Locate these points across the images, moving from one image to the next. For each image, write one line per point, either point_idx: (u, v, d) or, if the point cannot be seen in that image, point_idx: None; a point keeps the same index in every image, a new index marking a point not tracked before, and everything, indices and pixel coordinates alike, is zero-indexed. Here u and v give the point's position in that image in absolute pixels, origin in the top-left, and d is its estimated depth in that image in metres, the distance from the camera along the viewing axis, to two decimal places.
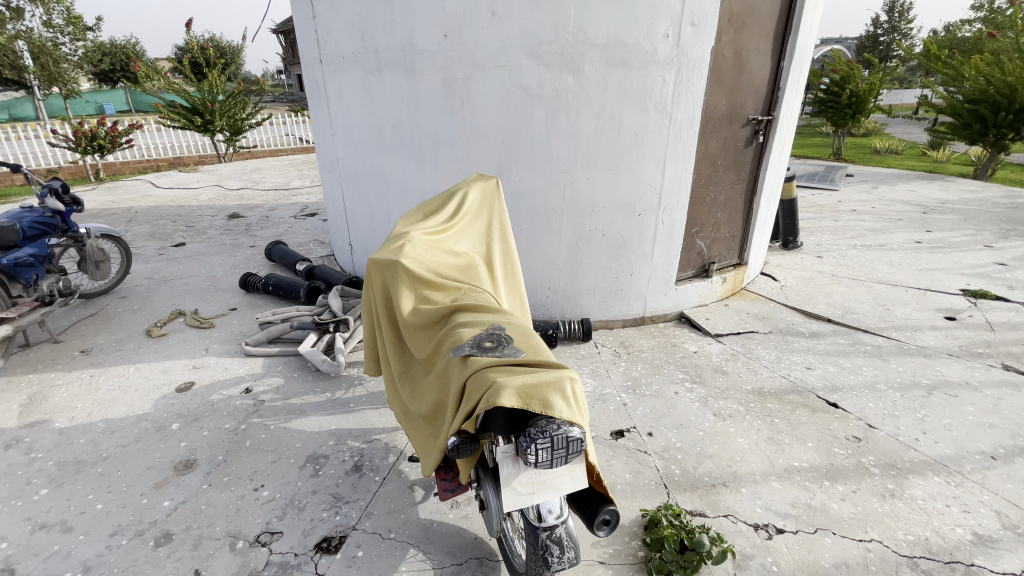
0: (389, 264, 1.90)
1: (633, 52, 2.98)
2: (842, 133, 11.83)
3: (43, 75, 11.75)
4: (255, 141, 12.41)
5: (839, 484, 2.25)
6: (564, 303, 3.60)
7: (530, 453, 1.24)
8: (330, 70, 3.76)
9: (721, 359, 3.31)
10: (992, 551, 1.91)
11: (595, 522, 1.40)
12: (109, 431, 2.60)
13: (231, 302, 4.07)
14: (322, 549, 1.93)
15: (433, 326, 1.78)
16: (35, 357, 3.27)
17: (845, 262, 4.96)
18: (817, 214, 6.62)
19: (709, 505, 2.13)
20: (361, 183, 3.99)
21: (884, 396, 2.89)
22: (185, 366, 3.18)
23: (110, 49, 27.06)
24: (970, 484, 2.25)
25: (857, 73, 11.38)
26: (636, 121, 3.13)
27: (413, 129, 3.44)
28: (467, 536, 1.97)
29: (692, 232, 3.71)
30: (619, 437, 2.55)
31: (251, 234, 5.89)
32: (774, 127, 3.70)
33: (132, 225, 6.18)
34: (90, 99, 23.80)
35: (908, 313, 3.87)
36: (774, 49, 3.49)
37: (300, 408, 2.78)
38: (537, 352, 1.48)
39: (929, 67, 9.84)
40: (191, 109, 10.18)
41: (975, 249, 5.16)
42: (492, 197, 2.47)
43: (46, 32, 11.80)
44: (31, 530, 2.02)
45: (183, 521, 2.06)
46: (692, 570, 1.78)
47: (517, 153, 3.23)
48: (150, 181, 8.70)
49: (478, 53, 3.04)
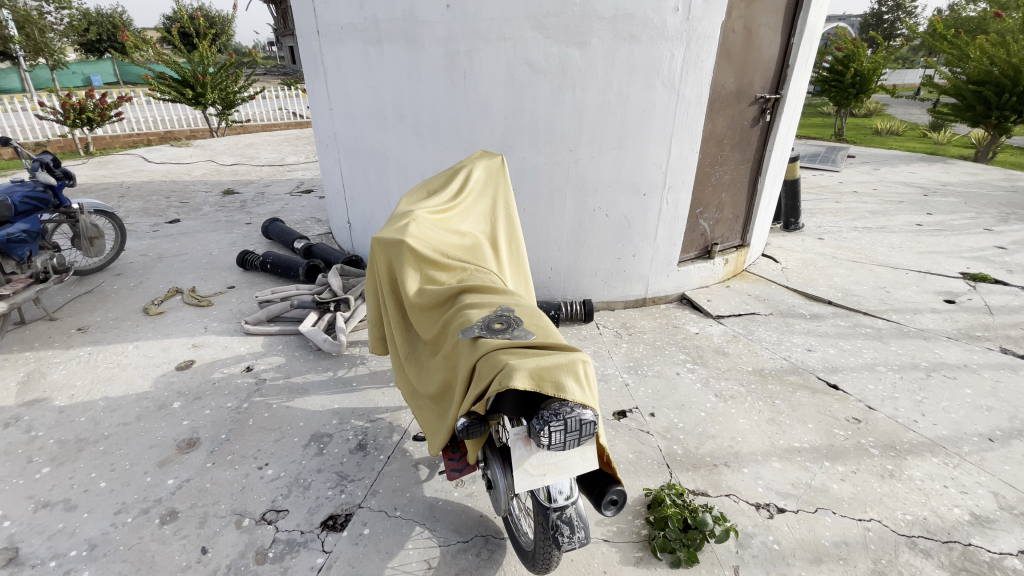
0: (394, 244, 1.87)
1: (642, 25, 2.89)
2: (844, 113, 11.67)
3: (28, 45, 11.40)
4: (249, 115, 12.15)
5: (839, 464, 2.28)
6: (565, 284, 3.58)
7: (543, 436, 1.24)
8: (327, 40, 3.65)
9: (723, 340, 3.32)
10: (989, 532, 1.95)
11: (602, 503, 1.40)
12: (110, 409, 2.59)
13: (229, 280, 4.02)
14: (328, 526, 1.94)
15: (439, 306, 1.75)
16: (31, 335, 3.23)
17: (846, 244, 4.96)
18: (818, 196, 6.59)
19: (711, 484, 2.15)
20: (359, 159, 3.91)
21: (883, 378, 2.91)
22: (184, 344, 3.15)
23: (97, 19, 26.43)
24: (968, 466, 2.28)
25: (862, 51, 11.18)
26: (643, 98, 3.07)
27: (414, 104, 3.36)
28: (472, 514, 1.98)
29: (696, 212, 3.68)
30: (621, 417, 2.56)
31: (247, 211, 5.81)
32: (782, 106, 3.65)
33: (125, 201, 6.07)
34: (78, 71, 23.34)
35: (908, 296, 3.88)
36: (784, 25, 3.41)
37: (302, 387, 2.77)
38: (548, 335, 1.47)
39: (935, 46, 9.69)
40: (181, 81, 9.91)
41: (975, 232, 5.16)
42: (496, 174, 2.42)
43: (30, 0, 11.46)
44: (34, 508, 2.02)
45: (188, 499, 2.06)
46: (695, 548, 1.80)
47: (521, 130, 3.17)
48: (141, 156, 8.53)
49: (481, 25, 2.94)
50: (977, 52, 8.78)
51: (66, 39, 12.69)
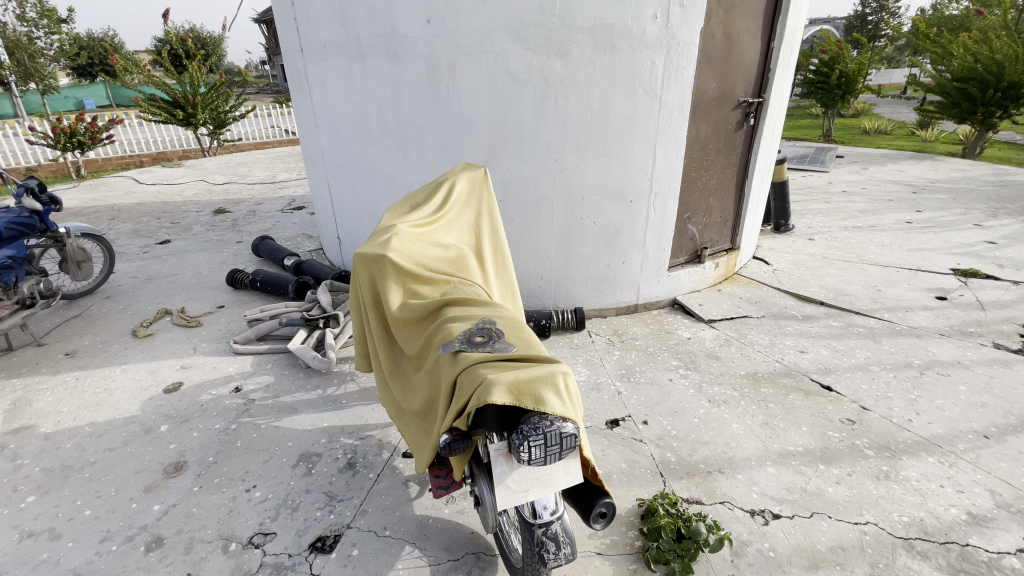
0: (375, 259, 1.86)
1: (622, 34, 2.91)
2: (832, 113, 11.76)
3: (19, 71, 11.45)
4: (240, 134, 12.13)
5: (834, 467, 2.25)
6: (556, 293, 3.57)
7: (523, 451, 1.21)
8: (311, 58, 3.65)
9: (715, 345, 3.30)
10: (987, 531, 1.93)
11: (590, 516, 1.37)
12: (96, 434, 2.55)
13: (219, 300, 4.00)
14: (317, 548, 1.91)
15: (422, 320, 1.74)
16: (19, 361, 3.20)
17: (836, 244, 4.97)
18: (808, 197, 6.61)
19: (706, 493, 2.12)
20: (346, 174, 3.91)
21: (877, 377, 2.89)
22: (173, 366, 3.12)
23: (89, 43, 26.65)
24: (964, 464, 2.26)
25: (846, 53, 11.31)
26: (626, 105, 3.08)
27: (398, 118, 3.37)
28: (463, 531, 1.95)
29: (683, 217, 3.68)
30: (614, 426, 2.54)
31: (238, 229, 5.80)
32: (764, 109, 3.68)
33: (115, 223, 6.05)
34: (70, 95, 23.58)
35: (899, 294, 3.87)
36: (764, 30, 3.44)
37: (291, 406, 2.74)
38: (529, 347, 1.45)
39: (919, 45, 9.77)
40: (172, 102, 9.93)
41: (964, 228, 5.18)
42: (480, 186, 2.42)
43: (20, 27, 11.45)
44: (19, 538, 1.98)
45: (174, 525, 2.03)
46: (689, 558, 1.78)
47: (505, 141, 3.17)
48: (133, 177, 8.53)
49: (462, 38, 2.96)
50: (960, 50, 8.87)
51: (58, 63, 12.73)
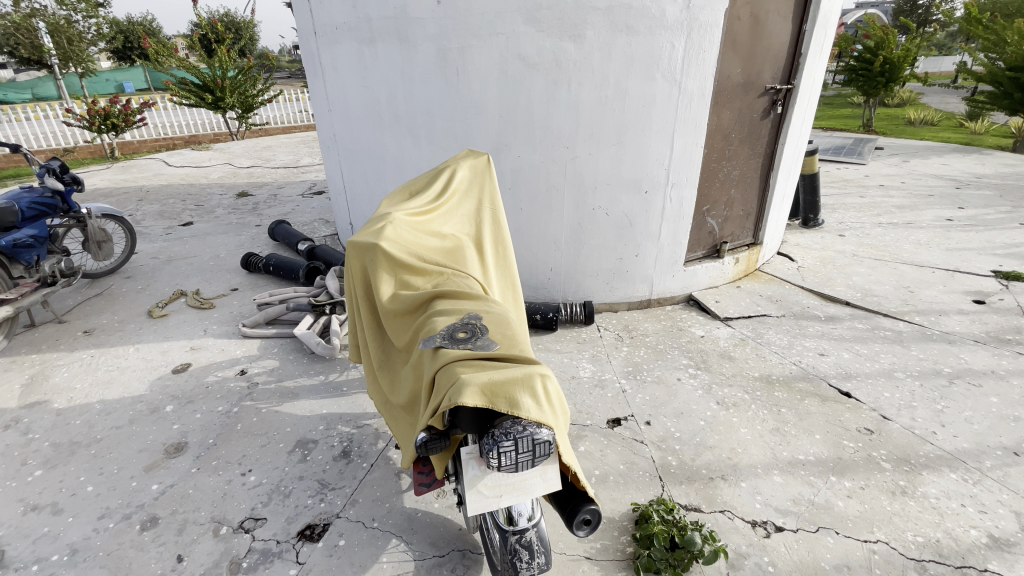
0: (368, 248, 1.82)
1: (639, 15, 2.77)
2: (874, 103, 11.18)
3: (59, 54, 11.78)
4: (268, 118, 12.30)
5: (846, 479, 2.13)
6: (566, 285, 3.48)
7: (493, 457, 1.15)
8: (324, 41, 3.62)
9: (729, 344, 3.17)
10: (1008, 556, 1.79)
11: (573, 522, 1.31)
12: (104, 412, 2.61)
13: (233, 283, 4.05)
14: (305, 536, 1.91)
15: (411, 313, 1.69)
16: (39, 337, 3.30)
17: (868, 241, 4.71)
18: (841, 190, 6.30)
19: (706, 500, 2.03)
20: (358, 160, 3.88)
21: (901, 385, 2.73)
22: (183, 347, 3.17)
23: (129, 28, 27.36)
24: (989, 482, 2.10)
25: (892, 38, 10.68)
26: (642, 91, 2.94)
27: (408, 103, 3.31)
28: (451, 527, 1.91)
29: (702, 210, 3.53)
30: (615, 425, 2.46)
31: (258, 213, 5.87)
32: (794, 96, 3.47)
33: (142, 204, 6.20)
34: (111, 78, 24.30)
35: (933, 296, 3.64)
36: (796, 11, 3.23)
37: (292, 391, 2.75)
38: (512, 345, 1.39)
39: (970, 32, 9.15)
40: (202, 86, 10.09)
41: (1010, 227, 4.84)
42: (482, 174, 2.34)
43: (60, 10, 11.75)
44: (23, 512, 2.04)
45: (170, 505, 2.06)
46: (681, 569, 1.70)
47: (516, 128, 3.08)
48: (163, 159, 8.74)
49: (473, 20, 2.86)
50: (1016, 36, 8.27)
51: (96, 46, 13.05)
